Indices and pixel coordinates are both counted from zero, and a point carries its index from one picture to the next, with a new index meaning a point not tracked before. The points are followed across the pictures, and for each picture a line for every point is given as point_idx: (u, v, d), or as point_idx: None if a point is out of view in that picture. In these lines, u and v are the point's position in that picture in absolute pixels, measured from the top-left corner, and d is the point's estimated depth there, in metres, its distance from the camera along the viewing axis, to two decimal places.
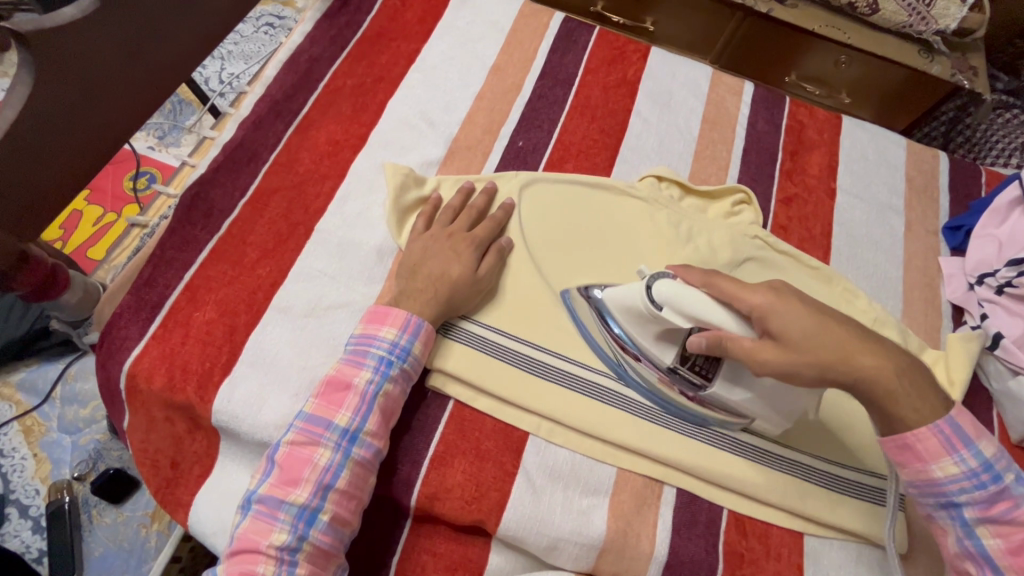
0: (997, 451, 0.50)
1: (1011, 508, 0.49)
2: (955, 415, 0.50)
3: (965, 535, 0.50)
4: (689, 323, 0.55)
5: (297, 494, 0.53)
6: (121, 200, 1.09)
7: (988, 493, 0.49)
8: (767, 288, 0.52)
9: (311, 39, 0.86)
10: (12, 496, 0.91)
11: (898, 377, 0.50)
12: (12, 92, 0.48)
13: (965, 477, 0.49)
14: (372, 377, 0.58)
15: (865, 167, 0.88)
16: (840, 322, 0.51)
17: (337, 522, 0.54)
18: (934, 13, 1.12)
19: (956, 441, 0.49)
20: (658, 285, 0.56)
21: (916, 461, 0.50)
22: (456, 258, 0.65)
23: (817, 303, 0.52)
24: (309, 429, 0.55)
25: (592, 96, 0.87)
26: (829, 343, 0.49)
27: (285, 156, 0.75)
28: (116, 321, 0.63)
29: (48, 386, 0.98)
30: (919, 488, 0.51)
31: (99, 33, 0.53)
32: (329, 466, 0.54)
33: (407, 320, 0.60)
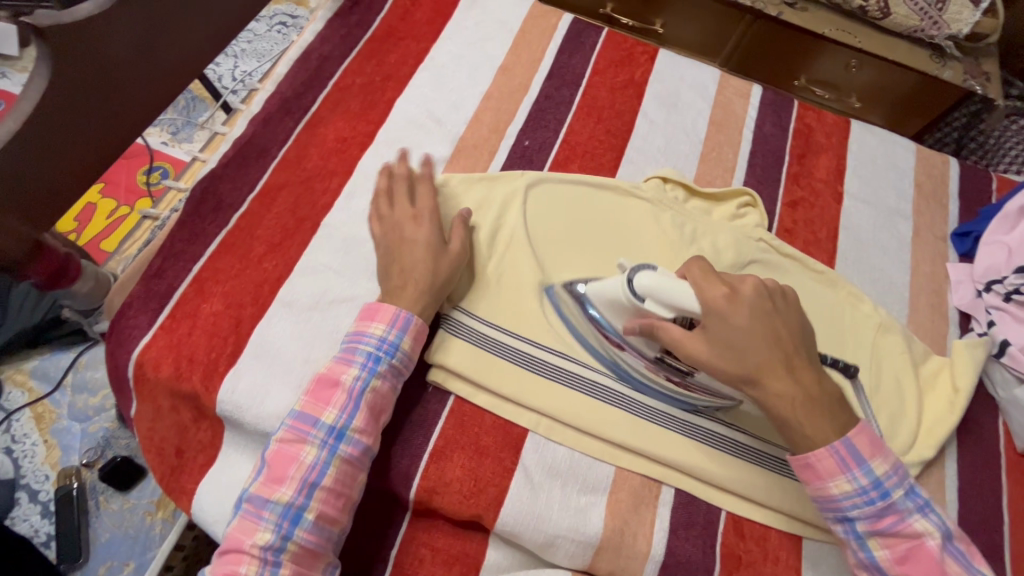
0: (890, 469, 0.53)
1: (899, 521, 0.53)
2: (852, 437, 0.54)
3: (860, 548, 0.54)
4: (671, 313, 0.57)
5: (282, 493, 0.53)
6: (135, 194, 1.11)
7: (876, 508, 0.53)
8: (726, 291, 0.56)
9: (322, 37, 0.87)
10: (22, 481, 0.93)
11: (796, 406, 0.54)
12: (29, 85, 0.50)
13: (857, 493, 0.53)
14: (359, 373, 0.58)
15: (873, 171, 0.87)
16: (771, 343, 0.55)
17: (324, 521, 0.54)
18: (947, 17, 1.11)
19: (849, 461, 0.53)
20: (638, 277, 0.58)
21: (816, 478, 0.54)
22: (419, 238, 0.65)
23: (767, 314, 0.56)
24: (298, 427, 0.56)
25: (599, 96, 0.87)
26: (747, 357, 0.54)
27: (294, 152, 0.76)
28: (126, 311, 0.65)
29: (60, 374, 1.00)
30: (819, 502, 0.55)
31: (115, 29, 0.54)
32: (315, 464, 0.55)
33: (395, 315, 0.61)
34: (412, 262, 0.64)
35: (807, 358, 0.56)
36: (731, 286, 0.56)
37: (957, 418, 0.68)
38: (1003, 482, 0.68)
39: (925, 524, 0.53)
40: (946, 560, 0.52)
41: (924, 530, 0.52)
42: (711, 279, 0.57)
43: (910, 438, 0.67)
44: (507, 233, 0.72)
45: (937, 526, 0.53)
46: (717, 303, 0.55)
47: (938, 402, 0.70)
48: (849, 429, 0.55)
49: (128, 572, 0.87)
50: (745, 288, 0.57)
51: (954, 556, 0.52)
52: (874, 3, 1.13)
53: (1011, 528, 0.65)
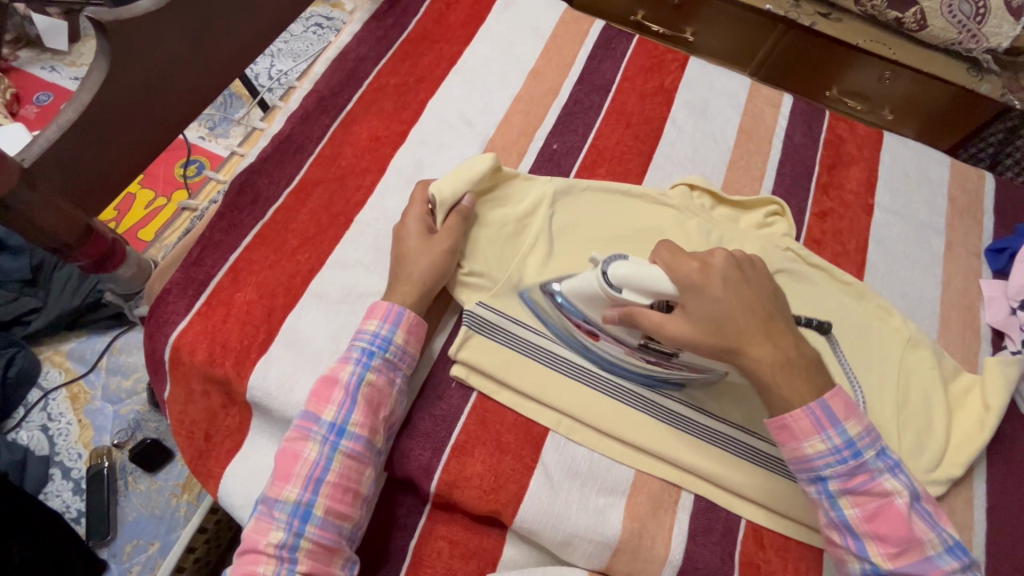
0: (863, 430, 0.55)
1: (869, 480, 0.54)
2: (827, 399, 0.55)
3: (831, 507, 0.55)
4: (649, 299, 0.57)
5: (290, 491, 0.55)
6: (172, 186, 1.14)
7: (848, 467, 0.54)
8: (697, 264, 0.57)
9: (358, 38, 0.89)
10: (56, 458, 0.97)
11: (776, 370, 0.55)
12: (88, 76, 0.52)
13: (830, 453, 0.54)
14: (354, 369, 0.59)
15: (906, 184, 0.86)
16: (748, 311, 0.56)
17: (334, 516, 0.55)
18: (985, 31, 1.08)
19: (824, 421, 0.54)
20: (613, 268, 0.58)
21: (791, 439, 0.55)
22: (409, 220, 0.67)
23: (739, 286, 0.57)
24: (303, 425, 0.57)
25: (629, 102, 0.88)
26: (727, 328, 0.55)
27: (329, 150, 0.78)
28: (164, 297, 0.67)
29: (95, 357, 1.04)
30: (793, 463, 0.56)
31: (170, 26, 0.57)
32: (318, 461, 0.56)
33: (387, 310, 0.62)
34: (403, 246, 0.66)
35: (784, 323, 0.57)
36: (702, 260, 0.57)
37: (988, 438, 0.67)
38: None
39: (894, 483, 0.54)
40: (914, 518, 0.53)
41: (893, 489, 0.54)
42: (678, 257, 0.57)
43: (937, 456, 0.66)
44: (535, 241, 0.72)
45: (905, 485, 0.54)
46: (690, 275, 0.56)
47: (967, 422, 0.68)
48: (826, 392, 0.56)
49: (154, 552, 0.89)
50: (716, 260, 0.58)
51: (921, 515, 0.54)
52: (911, 15, 1.11)
53: None
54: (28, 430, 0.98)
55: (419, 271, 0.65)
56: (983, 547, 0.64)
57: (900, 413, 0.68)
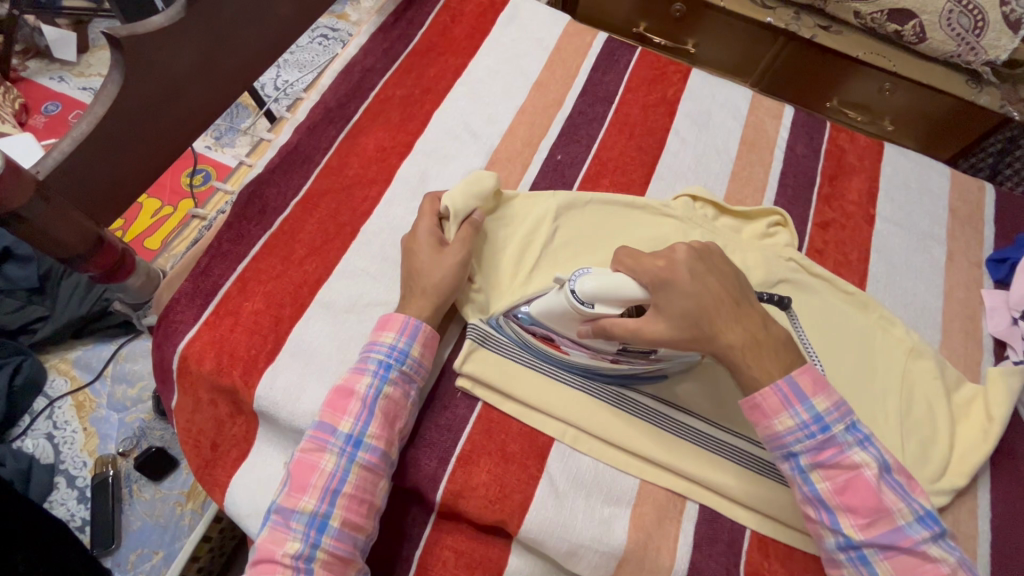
0: (831, 405, 0.55)
1: (838, 453, 0.54)
2: (795, 375, 0.55)
3: (804, 483, 0.55)
4: (621, 309, 0.57)
5: (306, 501, 0.55)
6: (179, 195, 1.16)
7: (816, 442, 0.55)
8: (660, 262, 0.57)
9: (365, 50, 0.90)
10: (61, 466, 0.97)
11: (747, 351, 0.56)
12: (103, 90, 0.53)
13: (799, 428, 0.55)
14: (372, 381, 0.59)
15: (906, 195, 0.87)
16: (715, 298, 0.56)
17: (350, 527, 0.55)
18: (984, 43, 1.08)
19: (792, 398, 0.55)
20: (581, 285, 0.57)
21: (762, 418, 0.56)
22: (419, 233, 0.68)
23: (704, 276, 0.57)
24: (319, 436, 0.58)
25: (632, 113, 0.89)
26: (698, 319, 0.55)
27: (336, 161, 0.79)
28: (173, 306, 0.67)
29: (101, 364, 1.04)
30: (766, 441, 0.57)
31: (183, 41, 0.58)
32: (336, 472, 0.56)
33: (404, 323, 0.62)
34: (414, 259, 0.67)
35: (749, 304, 0.58)
36: (666, 257, 0.57)
37: (991, 448, 0.67)
38: None
39: (863, 455, 0.54)
40: (884, 489, 0.53)
41: (862, 461, 0.54)
42: (639, 257, 0.58)
43: (941, 466, 0.66)
44: (542, 252, 0.73)
45: (875, 458, 0.54)
46: (655, 271, 0.56)
47: (970, 432, 0.69)
48: (794, 368, 0.56)
49: (157, 561, 0.89)
50: (678, 252, 0.58)
51: (892, 486, 0.54)
52: (910, 28, 1.12)
53: None
54: (34, 438, 0.98)
55: (434, 286, 0.65)
56: (988, 558, 0.64)
57: (904, 423, 0.68)
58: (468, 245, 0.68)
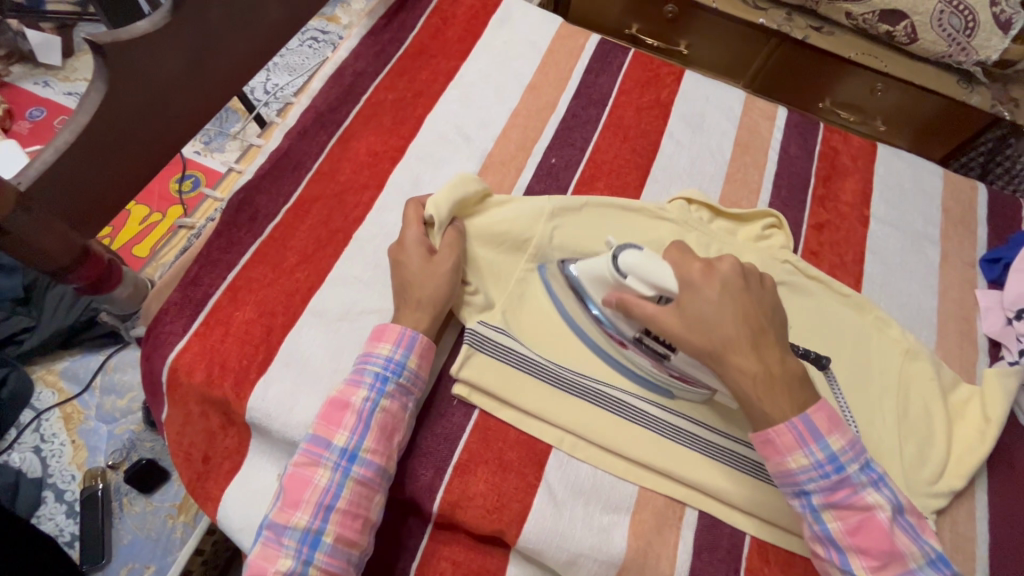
0: (846, 444, 0.54)
1: (852, 494, 0.54)
2: (810, 413, 0.54)
3: (815, 521, 0.55)
4: (651, 292, 0.59)
5: (299, 517, 0.54)
6: (167, 202, 1.14)
7: (831, 482, 0.54)
8: (700, 264, 0.58)
9: (356, 54, 0.89)
10: (49, 480, 0.95)
11: (758, 383, 0.55)
12: (86, 98, 0.51)
13: (813, 467, 0.54)
14: (367, 394, 0.58)
15: (900, 196, 0.87)
16: (741, 320, 0.56)
17: (343, 543, 0.54)
18: (975, 44, 1.09)
19: (807, 436, 0.54)
20: (623, 255, 0.60)
21: (775, 454, 0.55)
22: (408, 243, 0.66)
23: (737, 295, 0.57)
24: (312, 450, 0.56)
25: (626, 116, 0.88)
26: (714, 332, 0.56)
27: (328, 166, 0.78)
28: (162, 317, 0.66)
29: (89, 376, 1.02)
30: (778, 477, 0.56)
31: (168, 47, 0.56)
32: (329, 487, 0.55)
33: (401, 334, 0.61)
34: (405, 270, 0.65)
35: (774, 338, 0.57)
36: (706, 262, 0.59)
37: (989, 449, 0.67)
38: None
39: (877, 497, 0.54)
40: (896, 531, 0.53)
41: (876, 503, 0.53)
42: (686, 256, 0.60)
43: (938, 468, 0.66)
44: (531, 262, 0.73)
45: (888, 499, 0.54)
46: (691, 275, 0.57)
47: (967, 433, 0.69)
48: (810, 405, 0.55)
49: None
50: (722, 265, 0.58)
51: (905, 528, 0.54)
52: (902, 29, 1.12)
53: None
54: (21, 452, 0.96)
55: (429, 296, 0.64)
56: (986, 560, 0.64)
57: (901, 427, 0.68)
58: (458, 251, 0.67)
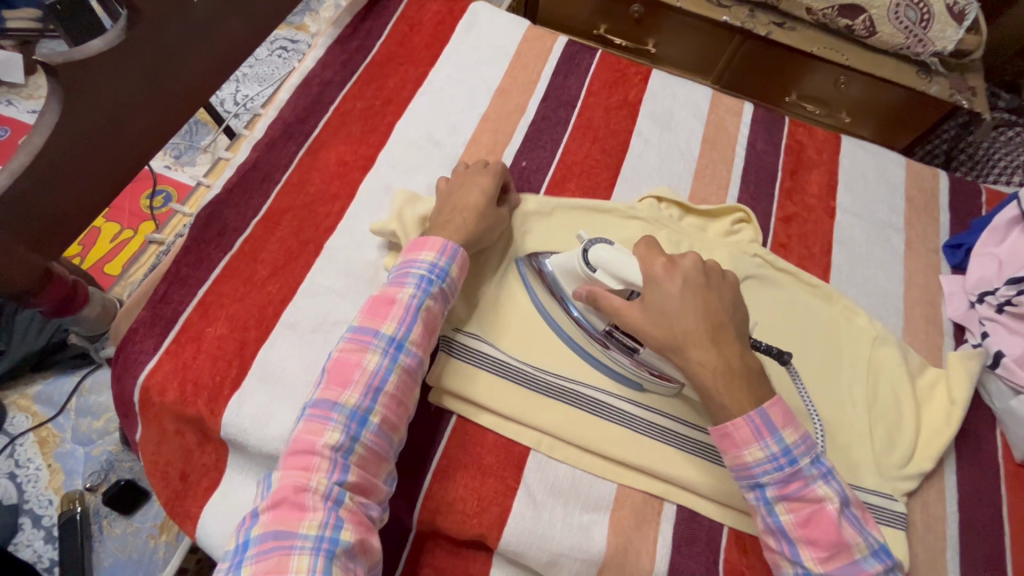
0: (799, 438, 0.55)
1: (803, 487, 0.55)
2: (766, 407, 0.55)
3: (768, 513, 0.55)
4: (620, 286, 0.61)
5: (348, 396, 0.55)
6: (139, 218, 1.12)
7: (784, 474, 0.55)
8: (663, 260, 0.60)
9: (323, 64, 0.89)
10: (25, 506, 0.93)
11: (718, 378, 0.56)
12: (41, 119, 0.51)
13: (768, 460, 0.55)
14: (414, 292, 0.61)
15: (864, 186, 0.89)
16: (702, 314, 0.58)
17: (387, 426, 0.56)
18: (931, 35, 1.13)
19: (763, 430, 0.55)
20: (595, 250, 0.62)
21: (731, 447, 0.56)
22: (478, 183, 0.71)
23: (697, 287, 0.59)
24: (359, 337, 0.58)
25: (595, 117, 0.89)
26: (675, 325, 0.58)
27: (297, 177, 0.77)
28: (131, 337, 0.65)
29: (63, 398, 1.01)
30: (733, 470, 0.57)
31: (125, 65, 0.56)
32: (378, 370, 0.56)
33: (443, 244, 0.64)
34: (465, 199, 0.70)
35: (734, 335, 0.58)
36: (670, 257, 0.61)
37: (954, 430, 0.69)
38: (1003, 494, 0.69)
39: (826, 489, 0.55)
40: (844, 524, 0.54)
41: (825, 495, 0.54)
42: (654, 251, 0.61)
43: (909, 451, 0.68)
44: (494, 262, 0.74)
45: (837, 492, 0.55)
46: (655, 272, 0.60)
47: (934, 415, 0.71)
48: (765, 400, 0.56)
49: None
50: (685, 261, 0.61)
51: (851, 521, 0.55)
52: (861, 22, 1.15)
53: (1010, 539, 0.66)
54: None
55: (461, 223, 0.68)
56: (956, 539, 0.66)
57: (871, 411, 0.70)
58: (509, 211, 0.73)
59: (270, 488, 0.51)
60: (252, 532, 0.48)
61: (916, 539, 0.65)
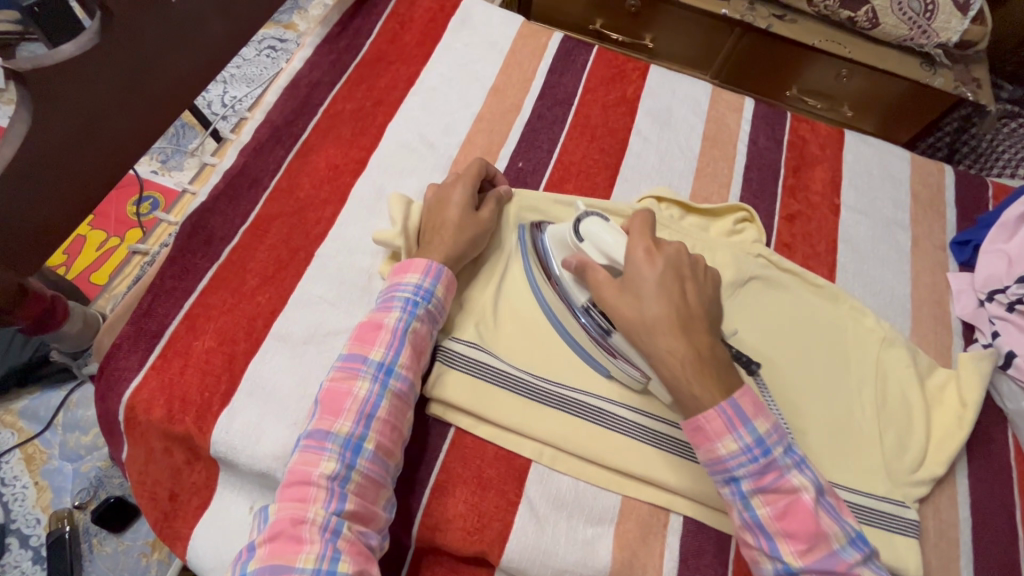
0: (771, 427, 0.53)
1: (778, 478, 0.52)
2: (737, 397, 0.53)
3: (744, 508, 0.53)
4: (603, 260, 0.61)
5: (341, 424, 0.53)
6: (125, 225, 1.10)
7: (759, 466, 0.52)
8: (648, 243, 0.58)
9: (311, 64, 0.86)
10: (12, 526, 0.91)
11: (687, 367, 0.54)
12: (11, 128, 0.48)
13: (741, 452, 0.52)
14: (400, 316, 0.59)
15: (869, 182, 0.87)
16: (676, 300, 0.56)
17: (382, 452, 0.54)
18: (936, 26, 1.11)
19: (735, 420, 0.52)
20: (588, 222, 0.62)
21: (705, 441, 0.53)
22: (456, 193, 0.69)
23: (674, 274, 0.57)
24: (348, 365, 0.57)
25: (592, 115, 0.87)
26: (646, 309, 0.56)
27: (286, 182, 0.75)
28: (116, 352, 0.63)
29: (50, 413, 0.98)
30: (707, 465, 0.54)
31: (100, 71, 0.54)
32: (369, 397, 0.55)
33: (427, 265, 0.63)
34: (445, 213, 0.68)
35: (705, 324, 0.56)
36: (654, 242, 0.59)
37: (966, 433, 0.67)
38: (1016, 498, 0.67)
39: (801, 479, 0.52)
40: (821, 513, 0.51)
41: (800, 485, 0.52)
42: (645, 232, 0.59)
43: (920, 455, 0.66)
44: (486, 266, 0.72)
45: (811, 481, 0.53)
46: (635, 256, 0.58)
47: (945, 418, 0.69)
48: (735, 390, 0.54)
49: None
50: (669, 247, 0.59)
51: (827, 509, 0.52)
52: (863, 14, 1.12)
53: None
54: None
55: (443, 242, 0.66)
56: (969, 545, 0.64)
57: (880, 415, 0.68)
58: (497, 214, 0.71)
59: (269, 521, 0.50)
60: (248, 567, 0.47)
61: (929, 547, 0.63)
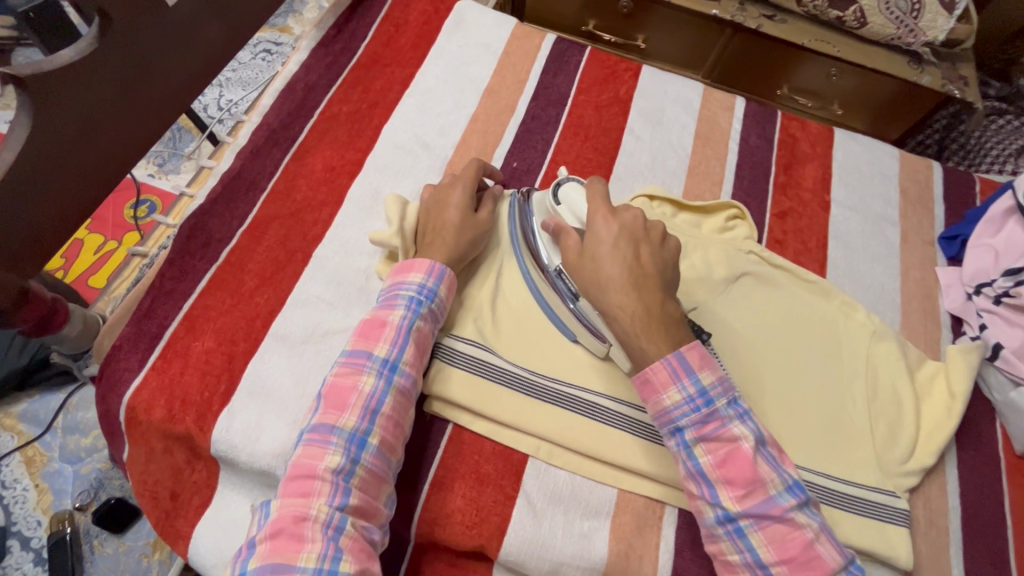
0: (715, 380, 0.53)
1: (720, 427, 0.52)
2: (682, 350, 0.54)
3: (687, 457, 0.53)
4: (575, 223, 0.63)
5: (346, 419, 0.54)
6: (122, 229, 1.10)
7: (700, 416, 0.53)
8: (606, 208, 0.60)
9: (306, 67, 0.87)
10: (13, 528, 0.92)
11: (636, 322, 0.55)
12: (12, 132, 0.49)
13: (684, 403, 0.53)
14: (405, 313, 0.60)
15: (859, 179, 0.88)
16: (629, 260, 0.57)
17: (385, 447, 0.55)
18: (922, 25, 1.12)
19: (679, 371, 0.53)
20: (568, 188, 0.65)
21: (652, 393, 0.54)
22: (455, 193, 0.70)
23: (630, 236, 0.58)
24: (353, 360, 0.57)
25: (586, 115, 0.88)
26: (600, 268, 0.57)
27: (283, 184, 0.76)
28: (116, 353, 0.64)
29: (49, 416, 0.99)
30: (654, 417, 0.55)
31: (98, 74, 0.54)
32: (374, 393, 0.56)
33: (431, 266, 0.63)
34: (444, 215, 0.69)
35: (659, 284, 0.57)
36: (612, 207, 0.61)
37: (955, 423, 0.68)
38: (1005, 487, 0.68)
39: (742, 429, 0.52)
40: (760, 461, 0.52)
41: (740, 434, 0.52)
42: (602, 197, 0.61)
43: (910, 447, 0.67)
44: (484, 266, 0.73)
45: (753, 431, 0.53)
46: (593, 220, 0.60)
47: (935, 409, 0.70)
48: (683, 344, 0.55)
49: None
50: (627, 214, 0.60)
51: (766, 458, 0.52)
52: (851, 14, 1.14)
53: (1012, 532, 0.66)
54: None
55: (444, 244, 0.67)
56: (959, 533, 0.65)
57: (871, 407, 0.69)
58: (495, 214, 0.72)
59: (269, 517, 0.50)
60: (249, 564, 0.47)
61: (919, 536, 0.65)
